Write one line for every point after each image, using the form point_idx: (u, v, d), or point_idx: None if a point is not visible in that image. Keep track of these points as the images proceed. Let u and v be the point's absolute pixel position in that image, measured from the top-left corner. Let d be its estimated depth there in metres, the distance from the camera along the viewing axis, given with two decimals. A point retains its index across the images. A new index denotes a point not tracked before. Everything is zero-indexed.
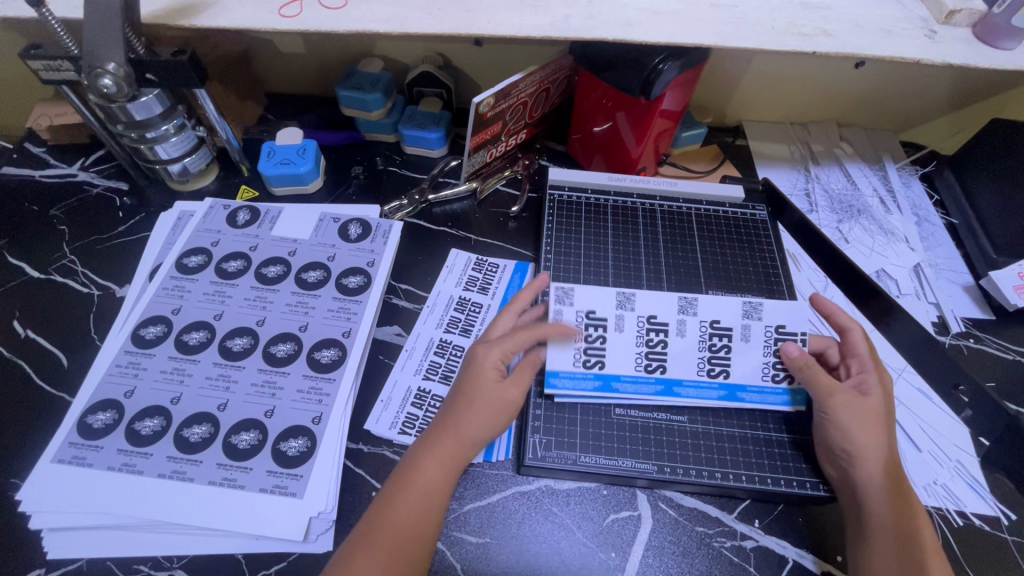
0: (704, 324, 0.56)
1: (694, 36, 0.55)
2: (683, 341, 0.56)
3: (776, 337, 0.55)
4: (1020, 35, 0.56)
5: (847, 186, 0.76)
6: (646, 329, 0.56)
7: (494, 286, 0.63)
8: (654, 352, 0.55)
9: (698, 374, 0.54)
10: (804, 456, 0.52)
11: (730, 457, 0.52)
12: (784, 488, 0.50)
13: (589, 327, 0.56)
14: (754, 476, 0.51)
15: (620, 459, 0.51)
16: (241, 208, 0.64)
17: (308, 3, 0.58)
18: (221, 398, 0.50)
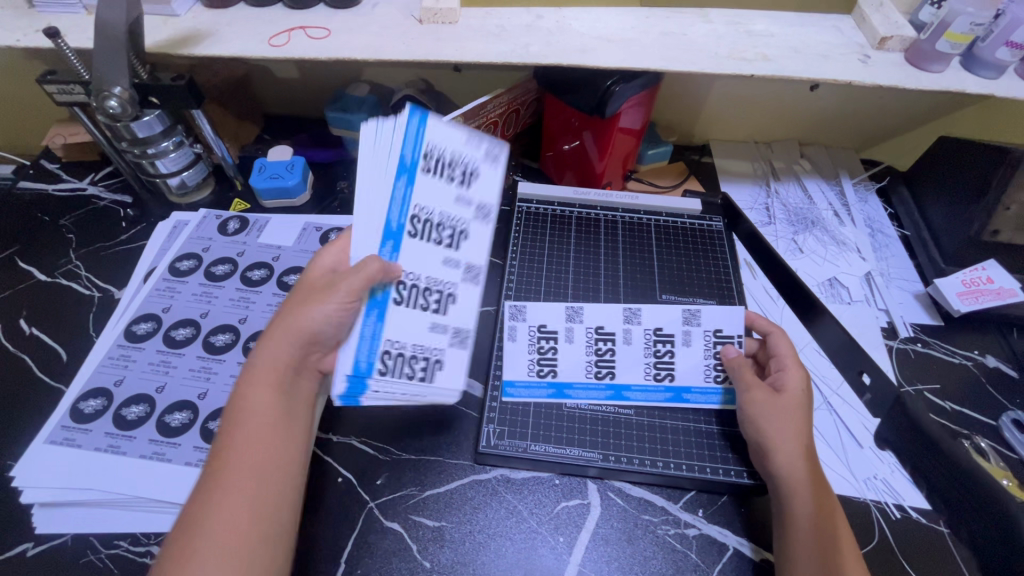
0: (647, 332, 0.62)
1: (642, 61, 0.61)
2: (631, 348, 0.61)
3: (714, 341, 0.61)
4: (945, 59, 0.61)
5: (804, 200, 0.80)
6: (595, 339, 0.62)
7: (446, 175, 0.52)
8: (603, 360, 0.60)
9: (647, 380, 0.59)
10: (744, 449, 0.56)
11: (673, 448, 0.56)
12: (721, 477, 0.54)
13: (542, 340, 0.62)
14: (694, 465, 0.55)
15: (568, 449, 0.55)
16: (232, 218, 0.69)
17: (295, 34, 0.65)
18: (202, 387, 0.54)
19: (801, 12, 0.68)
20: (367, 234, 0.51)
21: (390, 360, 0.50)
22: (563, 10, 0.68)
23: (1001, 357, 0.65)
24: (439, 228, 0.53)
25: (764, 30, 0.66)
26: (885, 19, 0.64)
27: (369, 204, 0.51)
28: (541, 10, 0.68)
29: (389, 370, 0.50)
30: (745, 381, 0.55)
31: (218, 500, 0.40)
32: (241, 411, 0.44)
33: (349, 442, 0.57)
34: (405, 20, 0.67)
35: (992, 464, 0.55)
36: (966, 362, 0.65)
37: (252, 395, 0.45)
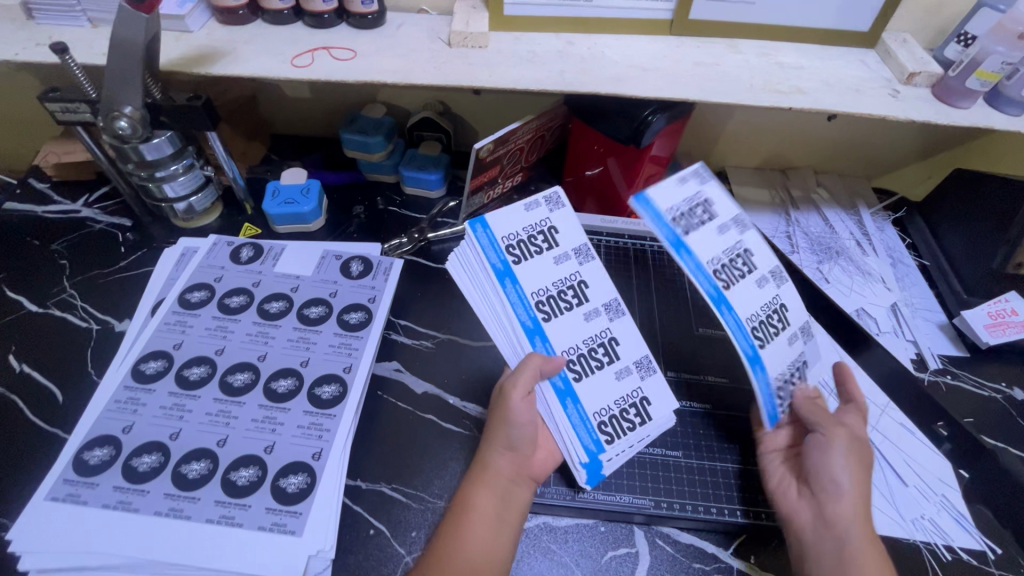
0: (778, 299, 0.53)
1: (680, 92, 0.60)
2: (757, 291, 0.52)
3: (800, 369, 0.54)
4: (973, 96, 0.62)
5: (825, 229, 0.80)
6: (738, 252, 0.52)
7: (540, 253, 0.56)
8: (731, 270, 0.51)
9: (746, 321, 0.50)
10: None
11: (725, 492, 0.54)
12: (770, 522, 0.52)
13: (699, 206, 0.51)
14: (747, 511, 0.53)
15: (618, 495, 0.53)
16: (245, 245, 0.65)
17: (318, 54, 0.62)
18: (221, 433, 0.50)
19: (827, 45, 0.69)
20: (517, 344, 0.54)
21: (608, 424, 0.54)
22: (593, 38, 0.67)
23: None
24: (561, 298, 0.56)
25: (794, 63, 0.66)
26: (911, 56, 0.65)
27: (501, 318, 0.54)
28: (571, 37, 0.67)
29: (613, 435, 0.53)
30: (828, 420, 0.52)
31: None
32: (467, 501, 0.48)
33: (379, 488, 0.53)
34: (433, 43, 0.65)
35: None
36: (996, 395, 0.65)
37: (475, 484, 0.49)
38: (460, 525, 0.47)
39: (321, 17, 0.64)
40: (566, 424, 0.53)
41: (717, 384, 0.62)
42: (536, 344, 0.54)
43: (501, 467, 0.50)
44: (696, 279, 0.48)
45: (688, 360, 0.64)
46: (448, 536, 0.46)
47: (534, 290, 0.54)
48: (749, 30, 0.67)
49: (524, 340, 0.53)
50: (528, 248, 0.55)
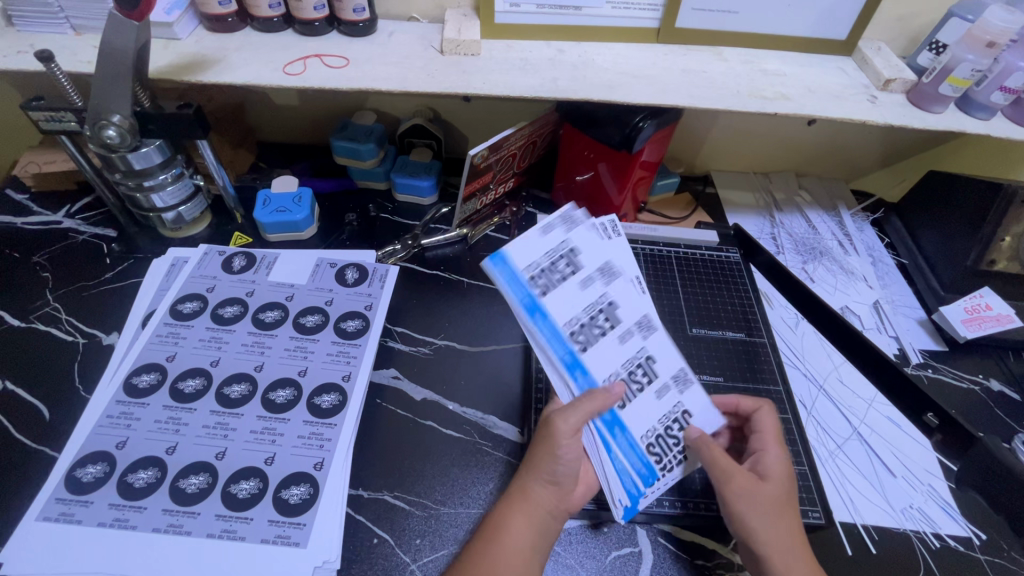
0: (643, 350, 0.54)
1: (670, 98, 0.62)
2: (618, 346, 0.54)
3: (678, 417, 0.54)
4: (946, 101, 0.65)
5: (809, 230, 0.83)
6: (600, 307, 0.54)
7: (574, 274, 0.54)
8: (589, 328, 0.53)
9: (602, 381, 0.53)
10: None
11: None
12: None
13: (562, 259, 0.54)
14: None
15: None
16: (237, 254, 0.65)
17: (310, 62, 0.62)
18: (220, 446, 0.49)
19: (807, 52, 0.71)
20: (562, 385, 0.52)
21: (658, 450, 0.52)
22: (583, 45, 0.68)
23: (1005, 381, 0.69)
24: (594, 323, 0.54)
25: (777, 70, 0.68)
26: (886, 63, 0.68)
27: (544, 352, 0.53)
28: (562, 45, 0.68)
29: (661, 459, 0.52)
30: (722, 472, 0.49)
31: None
32: (501, 530, 0.46)
33: (381, 497, 0.53)
34: (425, 51, 0.65)
35: None
36: (974, 386, 0.68)
37: (510, 510, 0.48)
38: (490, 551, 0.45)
39: (312, 24, 0.64)
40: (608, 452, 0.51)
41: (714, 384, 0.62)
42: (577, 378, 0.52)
43: (541, 497, 0.48)
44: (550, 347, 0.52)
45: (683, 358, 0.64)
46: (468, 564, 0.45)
47: (565, 322, 0.53)
48: (733, 38, 0.69)
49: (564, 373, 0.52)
50: (552, 276, 0.53)
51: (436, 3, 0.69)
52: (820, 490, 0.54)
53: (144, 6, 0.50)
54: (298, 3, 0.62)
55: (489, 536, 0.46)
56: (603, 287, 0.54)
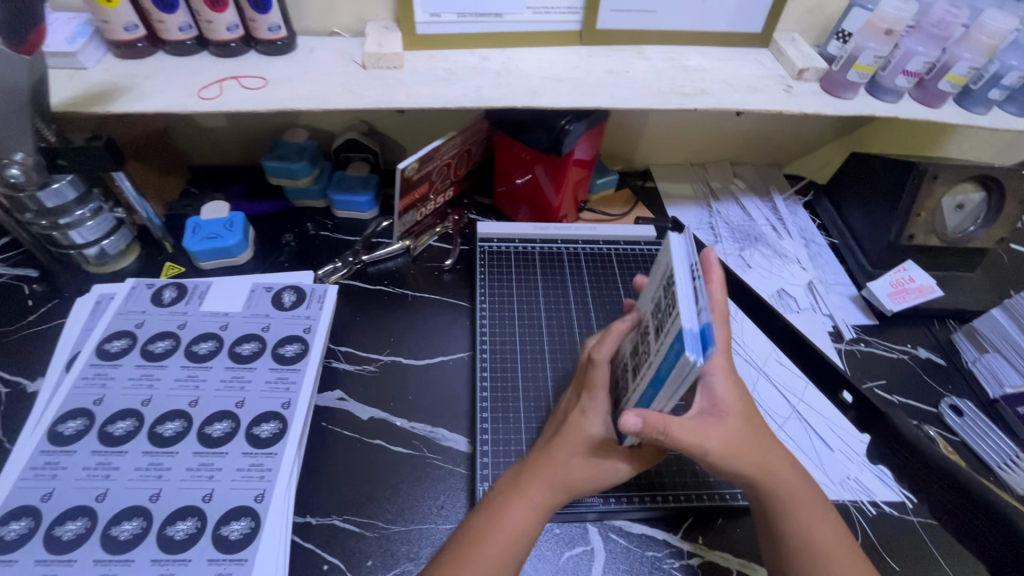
0: None
1: (593, 100, 0.63)
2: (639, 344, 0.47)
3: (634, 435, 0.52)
4: (854, 87, 0.68)
5: (744, 217, 0.86)
6: None
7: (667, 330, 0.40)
8: None
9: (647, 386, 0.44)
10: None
11: (668, 480, 0.56)
12: (711, 502, 0.55)
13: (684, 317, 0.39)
14: (691, 495, 0.55)
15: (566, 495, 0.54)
16: (167, 286, 0.63)
17: (227, 84, 0.61)
18: (154, 488, 0.48)
19: (726, 46, 0.74)
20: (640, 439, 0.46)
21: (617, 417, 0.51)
22: (507, 52, 0.69)
23: (930, 348, 0.73)
24: None
25: (697, 65, 0.70)
26: (799, 53, 0.71)
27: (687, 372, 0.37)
28: (486, 52, 0.68)
29: None
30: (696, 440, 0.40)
31: None
32: (517, 493, 0.46)
33: (330, 522, 0.52)
34: (347, 66, 0.65)
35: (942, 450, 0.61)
36: (903, 356, 0.72)
37: (512, 498, 0.46)
38: (490, 531, 0.44)
39: (228, 46, 0.63)
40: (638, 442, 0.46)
41: None
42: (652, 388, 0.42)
43: (548, 492, 0.46)
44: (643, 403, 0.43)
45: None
46: (474, 540, 0.44)
47: None
48: (654, 37, 0.71)
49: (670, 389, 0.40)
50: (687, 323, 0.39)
51: (357, 17, 0.69)
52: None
53: (35, 39, 0.48)
54: (209, 25, 0.61)
55: (489, 520, 0.45)
56: None
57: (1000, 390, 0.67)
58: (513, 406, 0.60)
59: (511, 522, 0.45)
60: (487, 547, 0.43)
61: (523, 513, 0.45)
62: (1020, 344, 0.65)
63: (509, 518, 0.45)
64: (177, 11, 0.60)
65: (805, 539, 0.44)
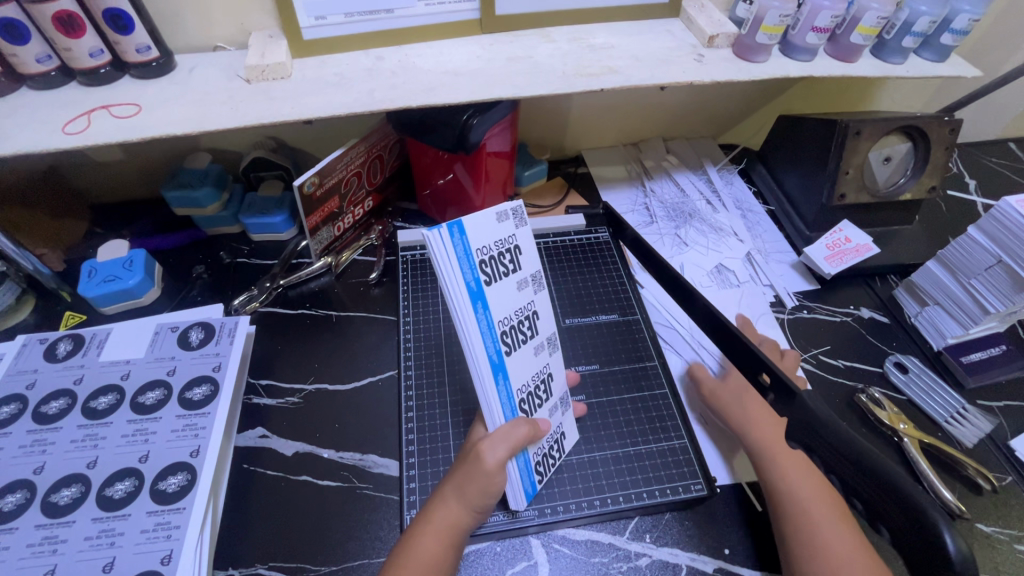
0: (545, 369, 0.50)
1: (494, 91, 0.59)
2: (516, 293, 0.46)
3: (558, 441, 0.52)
4: (766, 50, 0.66)
5: (678, 194, 0.84)
6: (542, 378, 0.50)
7: (496, 266, 0.43)
8: (507, 331, 0.45)
9: (497, 323, 0.44)
10: (672, 462, 0.54)
11: (606, 481, 0.53)
12: (654, 500, 0.52)
13: (501, 257, 0.44)
14: (630, 494, 0.52)
15: (499, 513, 0.51)
16: (62, 338, 0.58)
17: (96, 115, 0.56)
18: (48, 564, 0.44)
19: (634, 20, 0.71)
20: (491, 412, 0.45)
21: (526, 397, 0.48)
22: (405, 49, 0.65)
23: (873, 307, 0.72)
24: (537, 393, 0.49)
25: (604, 43, 0.67)
26: (708, 20, 0.68)
27: (443, 278, 0.40)
28: (381, 52, 0.65)
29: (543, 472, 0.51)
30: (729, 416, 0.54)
31: None
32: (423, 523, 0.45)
33: (254, 571, 0.49)
34: (230, 82, 0.60)
35: (888, 411, 0.60)
36: (847, 319, 0.71)
37: (421, 531, 0.44)
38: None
39: (97, 73, 0.58)
40: (496, 401, 0.45)
41: (591, 373, 0.61)
42: (479, 312, 0.42)
43: (456, 518, 0.44)
44: (481, 341, 0.43)
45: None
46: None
47: (519, 389, 0.47)
48: (557, 18, 0.68)
49: (465, 306, 0.41)
50: (499, 266, 0.44)
51: (239, 28, 0.65)
52: (701, 461, 0.54)
53: None
54: (69, 53, 0.56)
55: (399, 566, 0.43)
56: (543, 356, 0.50)
57: (943, 341, 0.66)
58: (440, 424, 0.57)
59: (419, 558, 0.43)
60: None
61: (429, 545, 0.43)
62: (955, 294, 0.64)
63: (414, 553, 0.43)
64: (30, 43, 0.54)
65: (818, 547, 0.44)
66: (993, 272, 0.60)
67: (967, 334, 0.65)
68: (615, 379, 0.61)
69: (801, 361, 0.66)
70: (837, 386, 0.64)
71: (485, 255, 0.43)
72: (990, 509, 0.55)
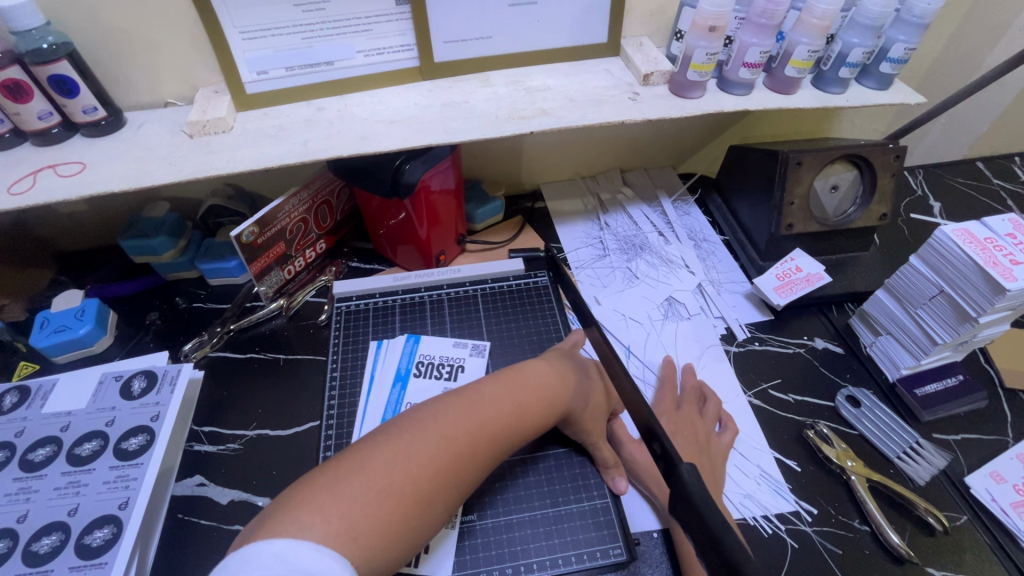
0: None
1: (424, 139, 0.61)
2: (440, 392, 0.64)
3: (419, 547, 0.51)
4: (700, 86, 0.66)
5: (632, 226, 0.84)
6: None
7: (427, 362, 0.66)
8: None
9: (406, 403, 0.62)
10: (592, 524, 0.53)
11: (521, 546, 0.52)
12: (570, 566, 0.51)
13: (445, 366, 0.66)
14: (544, 561, 0.51)
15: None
16: (9, 390, 0.59)
17: (42, 175, 0.58)
18: None
19: (574, 60, 0.73)
20: None
21: None
22: (347, 98, 0.67)
23: (828, 338, 0.71)
24: None
25: (542, 84, 0.69)
26: (645, 58, 0.70)
27: (386, 362, 0.66)
28: (322, 102, 0.67)
29: None
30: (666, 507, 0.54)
31: (366, 488, 0.38)
32: (471, 405, 0.47)
33: None
34: (175, 137, 0.63)
35: (836, 448, 0.58)
36: (801, 350, 0.69)
37: (454, 411, 0.46)
38: (424, 418, 0.44)
39: (47, 133, 0.61)
40: None
41: None
42: (395, 388, 0.63)
43: (502, 415, 0.47)
44: (386, 406, 0.62)
45: None
46: (407, 437, 0.42)
47: None
48: (495, 63, 0.70)
49: (388, 383, 0.64)
50: (432, 370, 0.65)
51: (188, 84, 0.68)
52: (621, 522, 0.53)
53: None
54: (18, 117, 0.58)
55: (408, 423, 0.44)
56: None
57: (897, 373, 0.64)
58: None
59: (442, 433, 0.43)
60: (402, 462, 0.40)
61: (451, 424, 0.44)
62: (905, 324, 0.63)
63: (445, 426, 0.44)
64: None
65: None
66: (936, 303, 0.58)
67: (920, 365, 0.62)
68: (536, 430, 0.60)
69: (749, 396, 0.65)
70: (786, 422, 0.62)
71: (428, 361, 0.66)
72: (943, 551, 0.52)
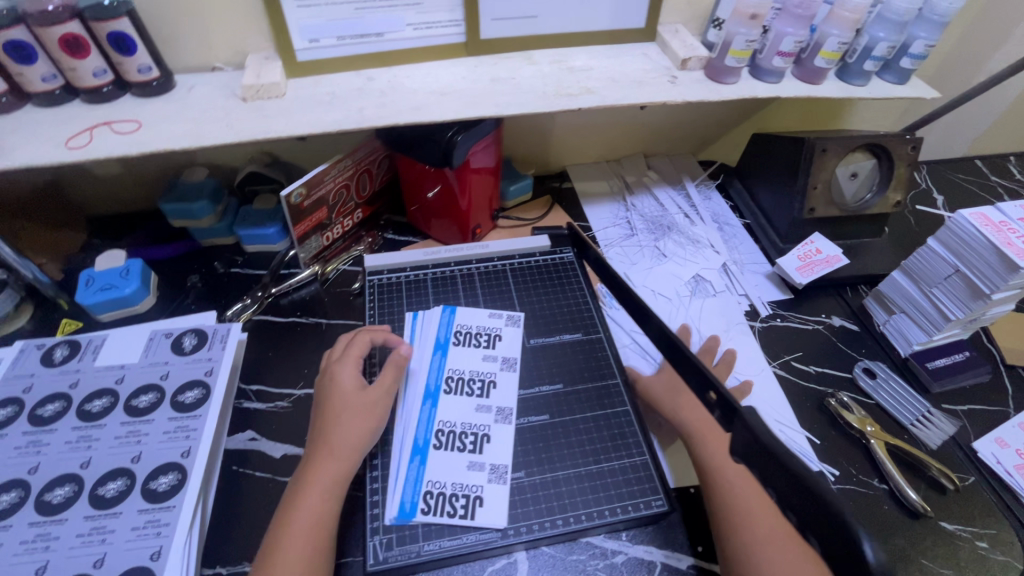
0: (486, 430, 0.58)
1: (476, 111, 0.63)
2: (480, 361, 0.65)
3: (473, 500, 0.53)
4: (735, 72, 0.69)
5: (657, 208, 0.88)
6: (474, 429, 0.58)
7: (464, 332, 0.67)
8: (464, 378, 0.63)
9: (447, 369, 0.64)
10: (634, 479, 0.55)
11: (568, 500, 0.54)
12: (616, 517, 0.53)
13: (482, 336, 0.67)
14: (592, 513, 0.53)
15: (463, 536, 0.51)
16: (59, 344, 0.60)
17: (98, 131, 0.59)
18: (40, 560, 0.46)
19: (612, 44, 0.75)
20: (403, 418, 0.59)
21: (444, 436, 0.58)
22: (395, 70, 0.69)
23: (845, 316, 0.75)
24: (462, 437, 0.58)
25: (584, 65, 0.71)
26: (682, 44, 0.73)
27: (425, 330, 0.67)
28: (371, 73, 0.68)
29: (432, 510, 0.52)
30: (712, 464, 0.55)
31: None
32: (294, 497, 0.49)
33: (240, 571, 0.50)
34: (228, 101, 0.64)
35: (856, 415, 0.63)
36: (820, 326, 0.74)
37: (302, 500, 0.49)
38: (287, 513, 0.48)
39: (100, 91, 0.61)
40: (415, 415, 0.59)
41: (553, 392, 0.62)
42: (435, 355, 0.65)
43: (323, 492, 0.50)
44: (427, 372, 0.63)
45: (524, 374, 0.64)
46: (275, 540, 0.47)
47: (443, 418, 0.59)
48: (539, 42, 0.72)
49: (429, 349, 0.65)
50: (471, 339, 0.67)
51: (236, 50, 0.68)
52: (661, 476, 0.55)
53: None
54: (73, 73, 0.59)
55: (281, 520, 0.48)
56: (491, 420, 0.59)
57: (909, 348, 0.69)
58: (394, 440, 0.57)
59: (298, 526, 0.47)
60: (289, 541, 0.47)
61: (303, 514, 0.48)
62: (919, 303, 0.67)
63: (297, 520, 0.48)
64: (36, 63, 0.57)
65: None
66: (952, 281, 0.62)
67: (932, 341, 0.67)
68: (572, 399, 0.62)
69: (774, 367, 0.69)
70: (809, 391, 0.66)
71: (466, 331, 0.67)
72: (953, 506, 0.57)
